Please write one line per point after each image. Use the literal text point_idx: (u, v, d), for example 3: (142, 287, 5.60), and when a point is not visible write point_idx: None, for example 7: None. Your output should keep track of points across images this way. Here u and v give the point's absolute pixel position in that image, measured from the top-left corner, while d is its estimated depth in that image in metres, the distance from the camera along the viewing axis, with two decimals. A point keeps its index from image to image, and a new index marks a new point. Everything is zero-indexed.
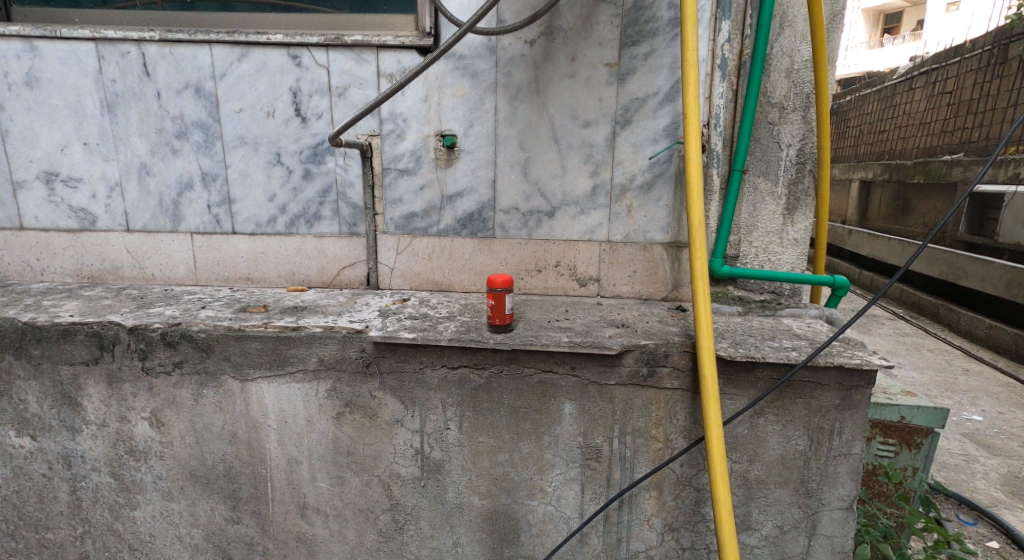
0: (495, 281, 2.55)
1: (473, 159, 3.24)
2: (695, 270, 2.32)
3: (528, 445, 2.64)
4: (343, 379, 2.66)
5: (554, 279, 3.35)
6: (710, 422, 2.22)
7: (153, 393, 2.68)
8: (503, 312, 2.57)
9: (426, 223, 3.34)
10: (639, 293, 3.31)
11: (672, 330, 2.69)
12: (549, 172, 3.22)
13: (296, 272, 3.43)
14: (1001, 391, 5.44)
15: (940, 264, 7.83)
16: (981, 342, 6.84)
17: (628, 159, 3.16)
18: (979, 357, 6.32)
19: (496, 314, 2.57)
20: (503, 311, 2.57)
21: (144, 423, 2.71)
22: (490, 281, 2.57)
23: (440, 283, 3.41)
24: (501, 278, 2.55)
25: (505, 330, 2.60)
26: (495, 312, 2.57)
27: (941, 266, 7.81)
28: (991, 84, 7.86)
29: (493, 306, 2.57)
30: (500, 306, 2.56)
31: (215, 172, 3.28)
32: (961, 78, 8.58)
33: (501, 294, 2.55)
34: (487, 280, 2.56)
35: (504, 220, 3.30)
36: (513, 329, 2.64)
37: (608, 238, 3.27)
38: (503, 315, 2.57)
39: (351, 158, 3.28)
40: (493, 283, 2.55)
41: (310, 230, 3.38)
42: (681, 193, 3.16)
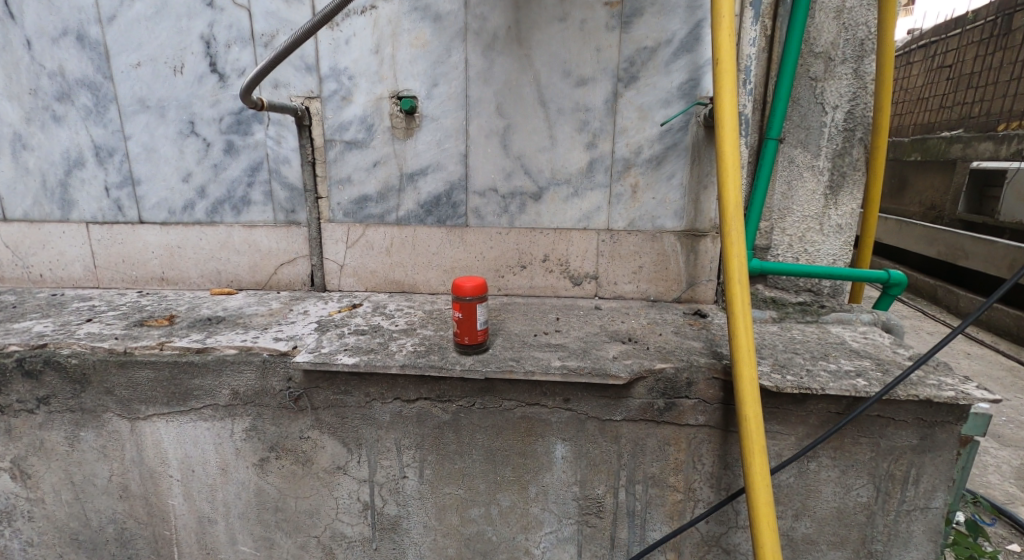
0: (462, 286, 1.91)
1: (439, 128, 2.58)
2: (729, 271, 1.73)
3: (509, 497, 2.05)
4: (265, 417, 2.03)
5: (542, 277, 2.73)
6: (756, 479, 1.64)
7: (12, 437, 2.06)
8: (475, 328, 1.94)
9: (381, 209, 2.68)
10: (646, 293, 2.70)
11: (695, 346, 2.09)
12: (534, 143, 2.57)
13: (222, 271, 2.77)
14: (1004, 375, 4.48)
15: (940, 244, 6.93)
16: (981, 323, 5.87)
17: (634, 126, 2.51)
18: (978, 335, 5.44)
19: (465, 330, 1.94)
20: (475, 326, 1.94)
21: (4, 476, 2.09)
22: (455, 286, 1.92)
23: (401, 283, 2.77)
24: (470, 282, 1.92)
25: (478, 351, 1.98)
26: (464, 329, 1.94)
27: (940, 246, 6.92)
28: (994, 57, 7.14)
29: (461, 320, 1.94)
30: (471, 320, 1.93)
31: (111, 145, 2.59)
32: (961, 51, 7.86)
33: (472, 304, 1.92)
34: (453, 286, 1.91)
35: (479, 204, 2.66)
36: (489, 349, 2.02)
37: (608, 226, 2.65)
38: (475, 331, 1.95)
39: (285, 126, 2.58)
40: (460, 289, 1.91)
41: (238, 218, 2.71)
42: (700, 170, 2.52)
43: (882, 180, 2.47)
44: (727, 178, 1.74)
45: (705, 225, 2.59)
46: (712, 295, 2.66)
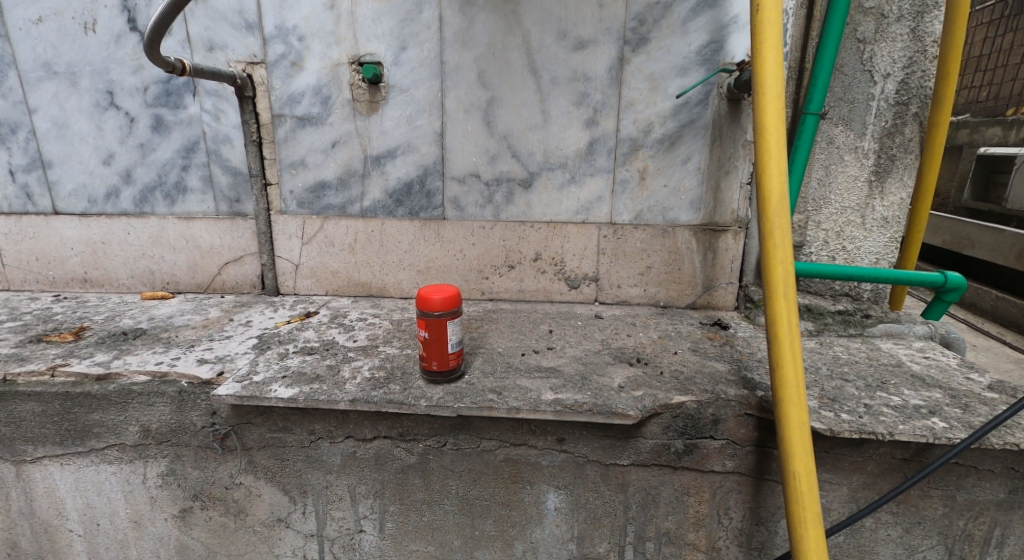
0: (429, 300, 1.50)
1: (410, 101, 2.15)
2: (772, 283, 1.35)
3: (490, 555, 1.67)
4: (185, 459, 1.63)
5: (532, 279, 2.33)
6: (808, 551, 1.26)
7: None
8: (447, 352, 1.55)
9: (343, 199, 2.26)
10: (655, 298, 2.31)
11: (720, 370, 1.69)
12: (523, 120, 2.15)
13: (155, 272, 2.34)
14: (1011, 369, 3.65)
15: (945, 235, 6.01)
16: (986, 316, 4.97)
17: (643, 98, 2.09)
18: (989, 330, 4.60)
19: (435, 355, 1.54)
20: (447, 349, 1.54)
21: None
22: (421, 300, 1.51)
23: (368, 286, 2.36)
24: (440, 294, 1.50)
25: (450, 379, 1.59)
26: (432, 353, 1.54)
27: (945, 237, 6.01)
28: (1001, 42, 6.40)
29: (429, 342, 1.53)
30: (442, 343, 1.53)
31: (15, 120, 2.17)
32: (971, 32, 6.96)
33: (443, 323, 1.51)
34: (418, 300, 1.50)
35: (458, 192, 2.24)
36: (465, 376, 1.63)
37: (610, 220, 2.24)
38: (448, 355, 1.55)
39: (224, 97, 2.14)
40: (427, 303, 1.50)
41: (171, 209, 2.27)
42: (722, 153, 2.12)
43: (940, 165, 2.05)
44: (768, 161, 1.36)
45: (725, 219, 2.19)
46: (732, 301, 2.26)
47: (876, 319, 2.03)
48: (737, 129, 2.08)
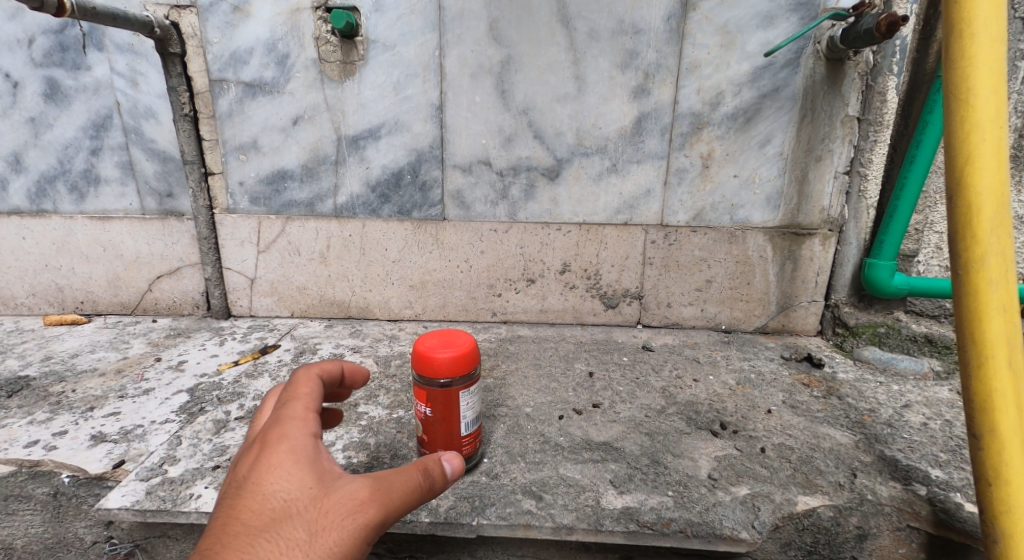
0: (433, 361, 0.97)
1: (398, 62, 1.59)
2: (984, 347, 0.84)
3: None
4: None
5: (557, 297, 1.82)
6: None
7: None
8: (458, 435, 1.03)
9: (310, 193, 1.71)
10: (714, 319, 1.82)
11: (844, 444, 1.19)
12: (550, 88, 1.61)
13: (62, 288, 1.77)
14: None
15: None
16: None
17: (711, 59, 1.57)
18: None
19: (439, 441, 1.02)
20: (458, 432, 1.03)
21: None
22: (419, 360, 0.98)
23: (345, 306, 1.83)
24: (449, 353, 0.97)
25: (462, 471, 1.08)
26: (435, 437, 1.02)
27: None
28: None
29: (431, 423, 1.01)
30: (450, 424, 1.01)
31: None
32: None
33: (454, 395, 0.99)
34: (416, 357, 0.99)
35: (462, 185, 1.71)
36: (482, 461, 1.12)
37: (661, 221, 1.73)
38: (459, 440, 1.03)
39: (142, 55, 1.57)
40: (428, 366, 0.97)
41: (80, 207, 1.70)
42: (813, 132, 1.61)
43: None
44: (977, 152, 0.84)
45: (812, 220, 1.68)
46: (815, 324, 1.77)
47: None
48: (836, 100, 1.57)
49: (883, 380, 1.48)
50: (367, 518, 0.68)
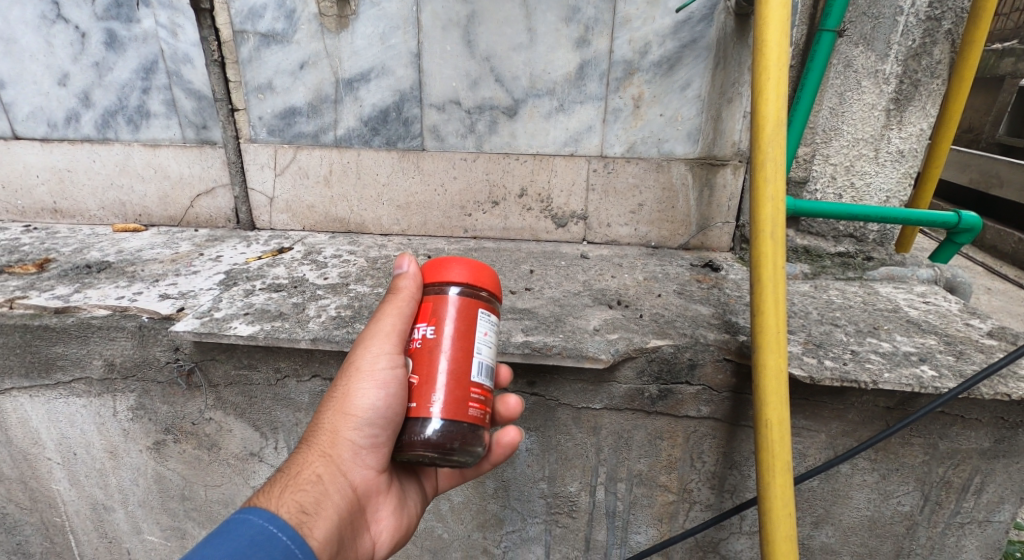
0: (452, 275, 1.11)
1: (383, 16, 1.96)
2: (759, 225, 1.20)
3: (462, 492, 1.67)
4: (153, 394, 1.56)
5: (517, 217, 2.22)
6: (772, 473, 1.21)
7: None
8: (470, 382, 1.05)
9: (315, 126, 2.11)
10: (645, 237, 2.21)
11: (704, 313, 1.60)
12: (507, 39, 1.96)
13: (125, 204, 2.24)
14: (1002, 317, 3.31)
15: (973, 171, 5.22)
16: (1004, 259, 4.42)
17: (640, 14, 1.90)
18: (995, 273, 4.07)
19: (449, 388, 1.03)
20: (471, 380, 1.05)
21: None
22: (441, 276, 1.11)
23: (346, 222, 2.26)
24: (465, 267, 1.12)
25: (462, 452, 1.02)
26: (446, 384, 1.04)
27: (973, 175, 5.22)
28: None
29: (440, 357, 1.05)
30: (464, 364, 1.06)
31: None
32: None
33: (473, 313, 1.08)
34: (445, 288, 1.10)
35: (437, 120, 2.09)
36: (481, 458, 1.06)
37: (601, 152, 2.10)
38: (470, 391, 1.05)
39: (179, 10, 1.96)
40: (446, 277, 1.10)
41: (136, 135, 2.14)
42: (725, 77, 1.94)
43: (954, 117, 1.94)
44: (765, 87, 1.17)
45: (725, 152, 2.04)
46: (727, 241, 2.16)
47: (878, 261, 1.96)
48: (743, 50, 1.89)
49: None
50: (359, 371, 1.05)
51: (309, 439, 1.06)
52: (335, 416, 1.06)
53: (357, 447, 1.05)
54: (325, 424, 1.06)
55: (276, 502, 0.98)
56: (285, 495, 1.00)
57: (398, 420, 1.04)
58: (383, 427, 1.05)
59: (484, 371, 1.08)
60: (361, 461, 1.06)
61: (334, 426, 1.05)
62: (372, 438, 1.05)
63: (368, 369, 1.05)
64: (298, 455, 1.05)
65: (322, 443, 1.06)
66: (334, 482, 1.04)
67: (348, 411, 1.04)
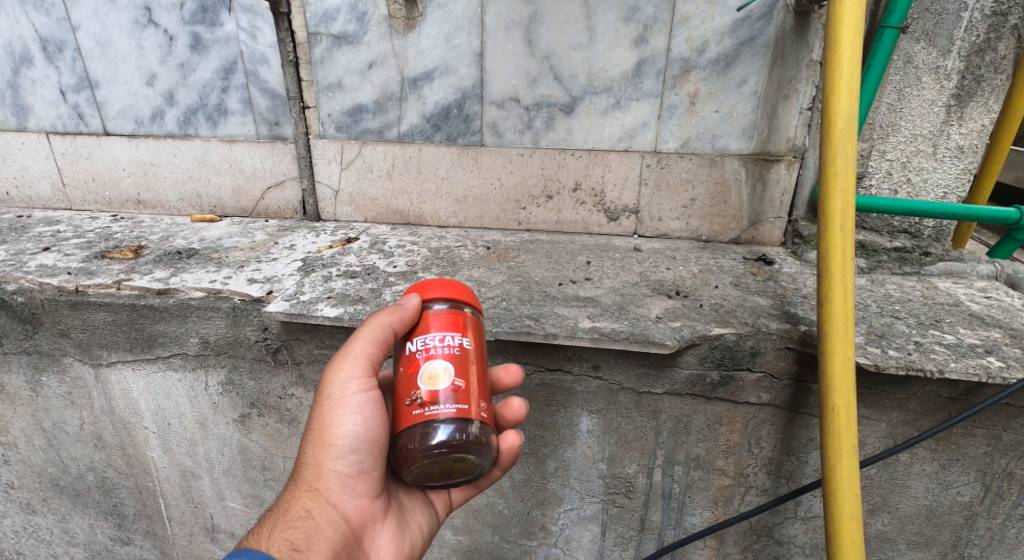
0: (435, 295, 1.22)
1: (448, 18, 2.05)
2: (829, 216, 1.27)
3: (523, 470, 1.76)
4: (242, 370, 1.68)
5: (570, 210, 2.29)
6: (839, 453, 1.27)
7: None
8: (472, 384, 1.14)
9: (380, 123, 2.22)
10: (696, 231, 2.26)
11: (763, 304, 1.64)
12: (567, 38, 2.04)
13: (202, 195, 2.39)
14: None
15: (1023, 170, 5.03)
16: None
17: (699, 13, 1.95)
18: None
19: (457, 391, 1.11)
20: (474, 383, 1.14)
21: None
22: (427, 299, 1.22)
23: (406, 214, 2.37)
24: (444, 285, 1.24)
25: (477, 452, 1.09)
26: (452, 387, 1.11)
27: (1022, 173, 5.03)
28: None
29: (443, 363, 1.14)
30: (466, 368, 1.15)
31: (59, 38, 2.18)
32: None
33: (463, 324, 1.20)
34: (435, 309, 1.21)
35: (496, 117, 2.18)
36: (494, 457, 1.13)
37: (655, 148, 2.16)
38: (475, 392, 1.14)
39: (259, 14, 2.09)
40: (429, 296, 1.22)
41: (214, 131, 2.28)
42: (782, 74, 1.98)
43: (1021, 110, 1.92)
44: (837, 86, 1.24)
45: (780, 148, 2.07)
46: (779, 236, 2.19)
47: (936, 257, 1.97)
48: (802, 47, 1.93)
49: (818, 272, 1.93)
50: (330, 403, 1.23)
51: (298, 480, 1.25)
52: (318, 456, 1.24)
53: (338, 475, 1.24)
54: (311, 463, 1.24)
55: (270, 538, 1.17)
56: (280, 532, 1.19)
57: (373, 438, 1.24)
58: (359, 449, 1.24)
59: (483, 376, 1.18)
60: (348, 491, 1.25)
61: (316, 465, 1.24)
62: (353, 463, 1.24)
63: (337, 398, 1.23)
64: (289, 495, 1.23)
65: (306, 481, 1.24)
66: (324, 514, 1.23)
67: (328, 446, 1.22)
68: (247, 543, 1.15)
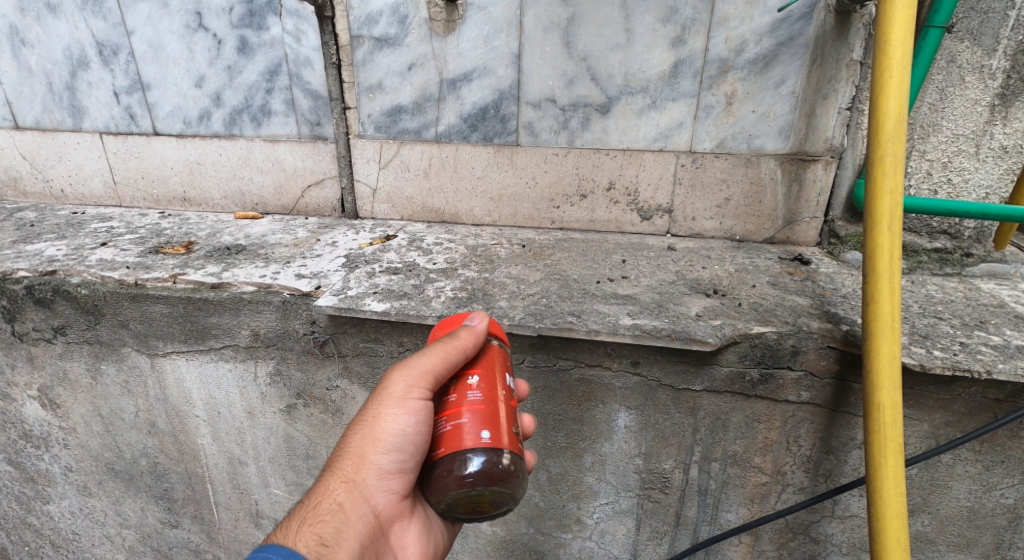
0: (463, 332, 1.30)
1: (488, 20, 2.09)
2: (876, 217, 1.29)
3: (560, 464, 1.79)
4: (289, 362, 1.74)
5: (604, 210, 2.31)
6: (884, 451, 1.28)
7: (35, 366, 1.86)
8: (503, 419, 1.19)
9: (418, 123, 2.27)
10: (730, 231, 2.26)
11: (802, 303, 1.65)
12: (605, 39, 2.06)
13: (245, 193, 2.46)
14: None
15: None
16: None
17: (738, 13, 1.96)
18: None
19: (487, 422, 1.16)
20: (504, 415, 1.19)
21: (34, 403, 1.94)
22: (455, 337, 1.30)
23: (441, 212, 2.41)
24: (473, 320, 1.34)
25: (506, 485, 1.12)
26: (483, 419, 1.17)
27: None
28: None
29: (475, 395, 1.20)
30: (496, 401, 1.20)
31: (114, 42, 2.27)
32: None
33: (491, 359, 1.27)
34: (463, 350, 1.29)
35: (533, 117, 2.21)
36: (523, 492, 1.16)
37: (690, 148, 2.17)
38: (505, 424, 1.18)
39: (304, 18, 2.15)
40: (461, 332, 1.31)
41: (258, 132, 2.36)
42: (822, 74, 1.98)
43: None
44: (887, 87, 1.27)
45: (817, 148, 2.07)
46: (815, 236, 2.19)
47: (978, 258, 1.95)
48: (842, 47, 1.93)
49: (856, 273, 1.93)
50: (385, 400, 1.22)
51: (333, 474, 1.27)
52: (360, 449, 1.25)
53: (377, 471, 1.24)
54: (352, 456, 1.25)
55: (296, 532, 1.19)
56: (308, 527, 1.20)
57: (421, 441, 1.22)
58: (404, 450, 1.23)
59: (513, 411, 1.23)
60: (385, 487, 1.25)
61: (357, 458, 1.25)
62: (395, 461, 1.24)
63: (393, 397, 1.22)
64: (323, 489, 1.25)
65: (343, 472, 1.26)
66: (355, 509, 1.24)
67: (374, 442, 1.22)
68: (275, 537, 1.17)
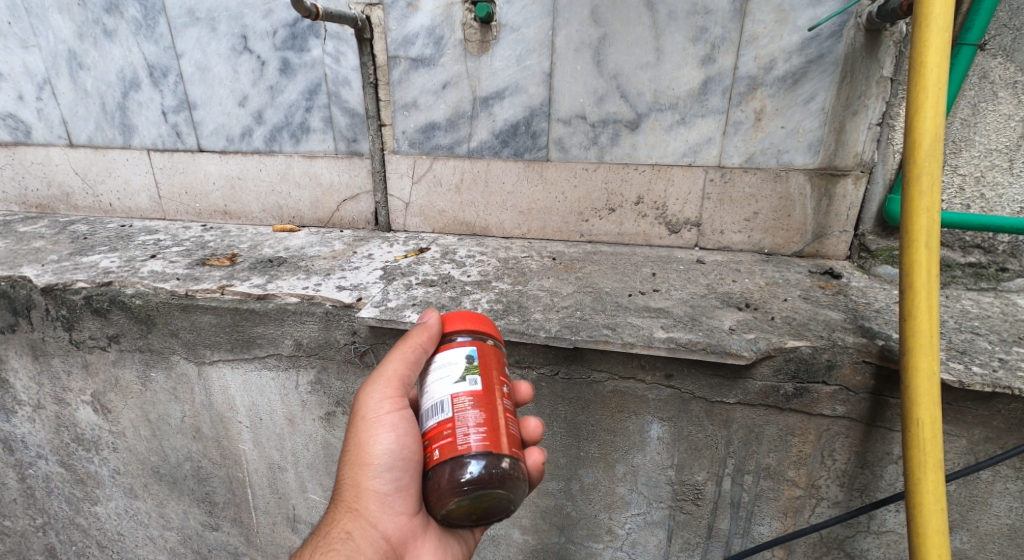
0: (452, 325, 1.31)
1: (521, 41, 2.16)
2: (913, 234, 1.31)
3: (593, 474, 1.81)
4: (330, 371, 1.79)
5: (632, 223, 2.34)
6: (923, 467, 1.29)
7: (90, 372, 1.95)
8: (500, 421, 1.18)
9: (451, 139, 2.34)
10: (759, 244, 2.27)
11: (836, 318, 1.67)
12: (636, 58, 2.11)
13: (284, 206, 2.55)
14: None
15: None
16: None
17: (767, 32, 2.00)
18: None
19: (482, 425, 1.16)
20: (500, 419, 1.18)
21: (87, 408, 2.02)
22: (447, 331, 1.30)
23: (472, 225, 2.46)
24: (466, 317, 1.32)
25: (508, 488, 1.12)
26: (483, 419, 1.17)
27: None
28: None
29: (475, 396, 1.19)
30: (491, 405, 1.19)
31: (164, 64, 2.39)
32: None
33: (487, 357, 1.26)
34: (456, 342, 1.28)
35: (563, 133, 2.26)
36: (522, 494, 1.15)
37: (719, 163, 2.20)
38: (503, 429, 1.18)
39: (345, 40, 2.25)
40: (452, 328, 1.30)
41: (297, 148, 2.44)
42: (851, 91, 2.00)
43: None
44: (923, 104, 1.29)
45: (847, 163, 2.09)
46: (844, 250, 2.19)
47: (1014, 273, 1.93)
48: (872, 64, 1.95)
49: (888, 288, 1.93)
50: (365, 424, 1.29)
51: (338, 506, 1.30)
52: (357, 479, 1.29)
53: (376, 494, 1.27)
54: (351, 485, 1.29)
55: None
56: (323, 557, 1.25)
57: (407, 454, 1.26)
58: (394, 467, 1.27)
59: (510, 413, 1.22)
60: (389, 508, 1.28)
61: (354, 487, 1.29)
62: (390, 480, 1.27)
63: (372, 417, 1.29)
64: (331, 523, 1.29)
65: (346, 501, 1.30)
66: (365, 535, 1.27)
67: (365, 466, 1.27)
68: None
